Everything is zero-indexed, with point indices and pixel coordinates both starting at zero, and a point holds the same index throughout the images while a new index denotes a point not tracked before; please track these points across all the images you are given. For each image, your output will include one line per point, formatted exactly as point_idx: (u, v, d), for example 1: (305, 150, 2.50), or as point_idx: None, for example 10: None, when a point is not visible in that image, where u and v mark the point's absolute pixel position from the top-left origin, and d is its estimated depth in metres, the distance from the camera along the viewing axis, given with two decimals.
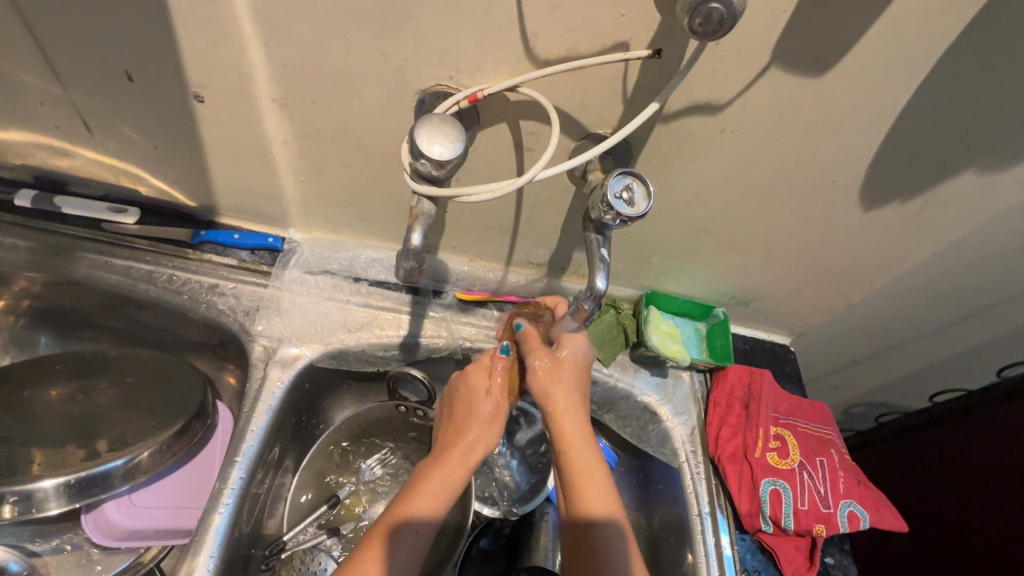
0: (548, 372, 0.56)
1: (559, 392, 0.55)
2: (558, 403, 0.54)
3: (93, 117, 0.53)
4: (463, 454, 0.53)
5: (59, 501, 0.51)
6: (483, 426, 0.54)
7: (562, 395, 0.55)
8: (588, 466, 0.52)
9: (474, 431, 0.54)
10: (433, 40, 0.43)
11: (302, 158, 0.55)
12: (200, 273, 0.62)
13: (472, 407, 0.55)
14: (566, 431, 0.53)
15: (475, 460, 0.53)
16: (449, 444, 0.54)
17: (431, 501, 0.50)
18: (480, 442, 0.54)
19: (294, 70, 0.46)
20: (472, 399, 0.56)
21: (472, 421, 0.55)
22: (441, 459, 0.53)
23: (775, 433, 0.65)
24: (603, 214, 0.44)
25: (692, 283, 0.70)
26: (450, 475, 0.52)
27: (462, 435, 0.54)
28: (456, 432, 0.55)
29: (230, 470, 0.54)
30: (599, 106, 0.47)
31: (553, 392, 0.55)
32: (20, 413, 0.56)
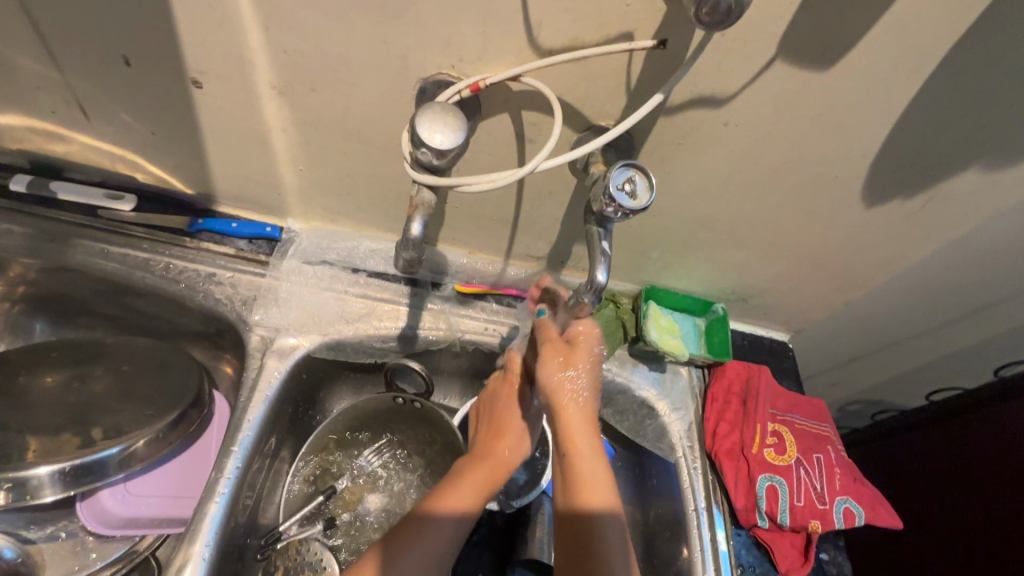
0: (570, 380, 0.52)
1: (564, 429, 0.51)
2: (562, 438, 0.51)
3: (90, 102, 0.52)
4: (497, 457, 0.56)
5: (54, 488, 0.50)
6: (517, 437, 0.58)
7: (570, 433, 0.51)
8: (598, 501, 0.49)
9: (510, 438, 0.58)
10: (435, 28, 0.42)
11: (301, 147, 0.55)
12: (197, 261, 0.62)
13: (509, 416, 0.59)
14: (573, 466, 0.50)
15: (511, 464, 0.56)
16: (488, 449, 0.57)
17: (468, 496, 0.53)
18: (518, 448, 0.57)
19: (294, 56, 0.45)
20: (507, 408, 0.60)
21: (506, 429, 0.58)
22: (475, 462, 0.56)
23: (773, 429, 0.65)
24: (604, 206, 0.43)
25: (692, 278, 0.70)
26: (484, 477, 0.54)
27: (499, 441, 0.57)
28: (491, 437, 0.58)
29: (226, 459, 0.54)
30: (603, 97, 0.46)
31: (567, 411, 0.51)
32: (15, 400, 0.56)
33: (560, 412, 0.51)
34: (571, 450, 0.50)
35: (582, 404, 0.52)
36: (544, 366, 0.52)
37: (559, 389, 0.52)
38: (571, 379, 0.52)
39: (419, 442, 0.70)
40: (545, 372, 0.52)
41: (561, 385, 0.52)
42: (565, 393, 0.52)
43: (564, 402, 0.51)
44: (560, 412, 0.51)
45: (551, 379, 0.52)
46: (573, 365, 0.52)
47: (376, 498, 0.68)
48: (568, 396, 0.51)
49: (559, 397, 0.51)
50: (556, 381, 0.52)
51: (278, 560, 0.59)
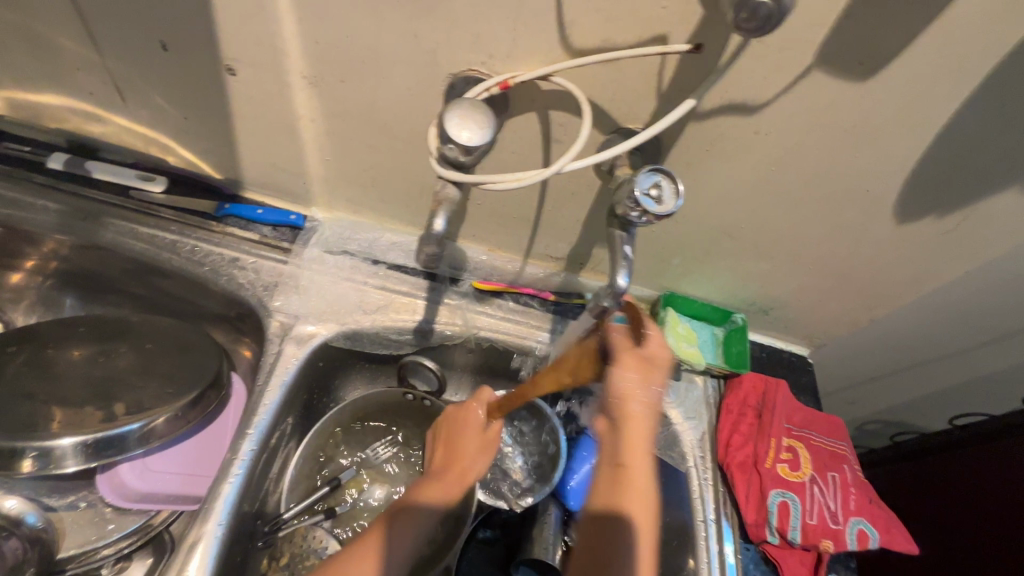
0: (648, 395, 0.45)
1: (625, 438, 0.46)
2: (621, 446, 0.46)
3: (126, 84, 0.53)
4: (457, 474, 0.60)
5: (76, 459, 0.52)
6: (477, 457, 0.61)
7: (628, 445, 0.45)
8: (639, 530, 0.44)
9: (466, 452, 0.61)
10: (467, 24, 0.42)
11: (328, 137, 0.55)
12: (221, 245, 0.63)
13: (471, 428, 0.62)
14: (626, 479, 0.45)
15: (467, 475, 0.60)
16: (447, 462, 0.61)
17: (430, 501, 0.57)
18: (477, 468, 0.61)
19: (326, 48, 0.46)
20: (469, 420, 0.62)
21: (464, 444, 0.61)
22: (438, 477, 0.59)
23: (788, 444, 0.63)
24: (629, 210, 0.42)
25: (712, 286, 0.69)
26: (443, 492, 0.58)
27: (461, 454, 0.61)
28: (450, 450, 0.62)
29: (241, 442, 0.55)
30: (632, 99, 0.46)
31: (636, 425, 0.45)
32: (42, 371, 0.57)
33: (626, 423, 0.45)
34: (628, 462, 0.45)
35: (648, 419, 0.46)
36: (624, 372, 0.44)
37: (634, 398, 0.45)
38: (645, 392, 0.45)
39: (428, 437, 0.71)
40: (622, 377, 0.44)
41: (635, 398, 0.45)
42: (637, 405, 0.45)
43: (635, 415, 0.45)
44: (627, 422, 0.45)
45: (630, 392, 0.45)
46: (651, 381, 0.46)
47: (381, 490, 0.69)
48: (636, 409, 0.45)
49: (631, 406, 0.45)
50: (630, 392, 0.45)
51: (282, 548, 0.60)
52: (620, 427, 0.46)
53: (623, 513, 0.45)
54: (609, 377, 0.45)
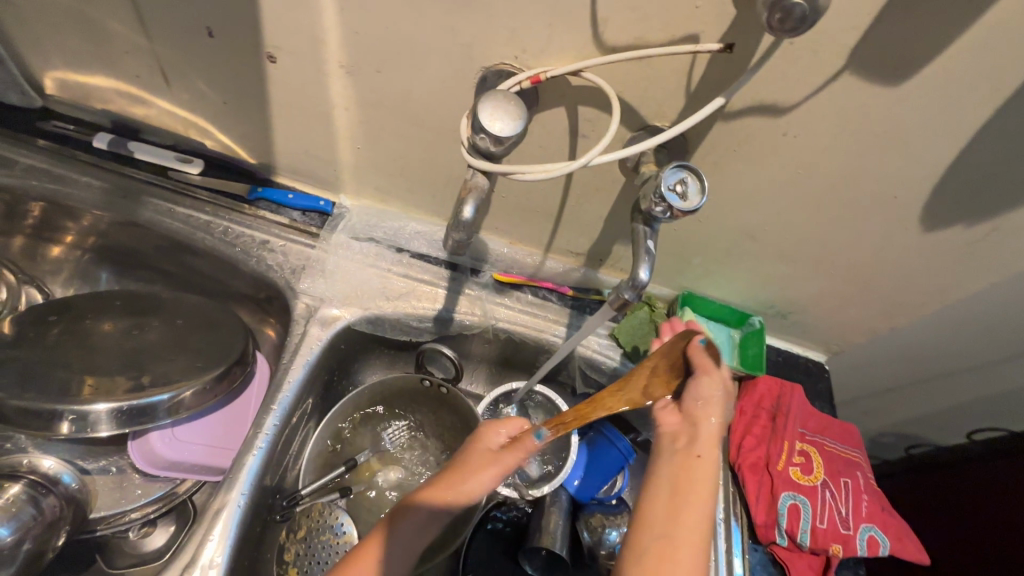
0: (719, 401, 0.53)
1: (696, 435, 0.52)
2: (695, 440, 0.52)
3: (171, 68, 0.56)
4: (449, 484, 0.55)
5: (109, 425, 0.54)
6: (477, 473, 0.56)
7: (697, 440, 0.52)
8: (699, 511, 0.48)
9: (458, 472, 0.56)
10: (503, 18, 0.43)
11: (360, 125, 0.57)
12: (252, 228, 0.65)
13: (474, 451, 0.57)
14: (695, 466, 0.51)
15: (451, 499, 0.55)
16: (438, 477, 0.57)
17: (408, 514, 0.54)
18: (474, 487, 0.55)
19: (365, 39, 0.47)
20: (477, 443, 0.58)
21: (459, 464, 0.57)
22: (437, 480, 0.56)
23: (800, 448, 0.64)
24: (653, 206, 0.42)
25: (731, 288, 0.69)
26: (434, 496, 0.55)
27: (451, 473, 0.56)
28: (448, 469, 0.57)
29: (266, 416, 0.57)
30: (661, 97, 0.46)
31: (705, 422, 0.53)
32: (81, 340, 0.60)
33: (702, 420, 0.53)
34: (702, 453, 0.51)
35: (714, 424, 0.53)
36: (704, 378, 0.53)
37: (709, 403, 0.53)
38: (719, 403, 0.53)
39: (438, 425, 0.72)
40: (704, 382, 0.53)
41: (709, 402, 0.53)
42: (711, 410, 0.53)
43: (710, 414, 0.53)
44: (702, 419, 0.53)
45: (705, 395, 0.53)
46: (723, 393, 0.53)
47: (393, 472, 0.70)
48: (706, 410, 0.53)
49: (707, 410, 0.53)
50: (706, 397, 0.53)
51: (301, 521, 0.62)
52: (690, 426, 0.53)
53: (684, 502, 0.49)
54: (692, 382, 0.54)
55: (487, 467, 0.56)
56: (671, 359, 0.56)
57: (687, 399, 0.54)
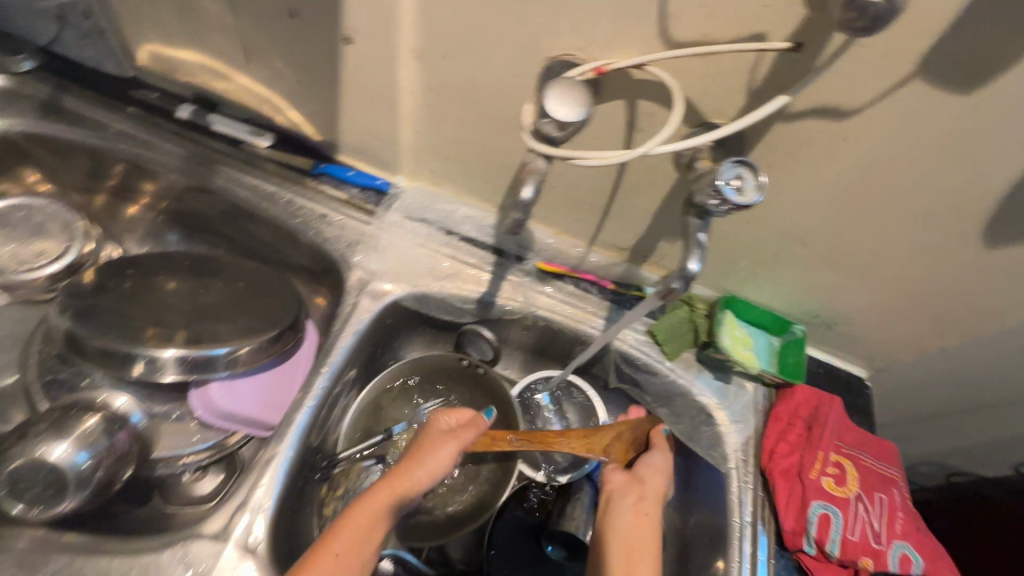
0: (664, 459, 0.64)
1: (644, 501, 0.59)
2: (645, 499, 0.59)
3: (253, 46, 0.59)
4: (408, 471, 0.55)
5: (175, 371, 0.57)
6: (438, 454, 0.57)
7: (643, 501, 0.59)
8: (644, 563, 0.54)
9: (414, 463, 0.56)
10: (573, 10, 0.45)
11: (424, 108, 0.59)
12: (314, 201, 0.68)
13: (432, 439, 0.58)
14: (645, 519, 0.57)
15: (410, 489, 0.54)
16: (396, 470, 0.55)
17: (369, 508, 0.52)
18: (432, 470, 0.56)
19: (438, 24, 0.50)
20: (433, 434, 0.59)
21: (416, 454, 0.57)
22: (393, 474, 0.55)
23: (835, 460, 0.63)
24: (708, 199, 0.43)
25: (775, 294, 0.69)
26: (390, 492, 0.53)
27: (409, 463, 0.56)
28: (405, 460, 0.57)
29: (316, 378, 0.60)
30: (723, 94, 0.47)
31: (653, 479, 0.62)
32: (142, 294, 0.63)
33: (649, 483, 0.61)
34: (651, 512, 0.58)
35: (659, 485, 0.62)
36: (658, 438, 0.66)
37: (655, 464, 0.63)
38: (662, 469, 0.63)
39: (474, 405, 0.74)
40: (662, 451, 0.65)
41: (654, 467, 0.63)
42: (654, 470, 0.63)
43: (658, 470, 0.63)
44: (648, 471, 0.62)
45: (655, 464, 0.63)
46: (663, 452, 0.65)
47: None
48: (652, 472, 0.62)
49: (657, 477, 0.62)
50: (655, 464, 0.63)
51: (339, 480, 0.66)
52: (636, 488, 0.60)
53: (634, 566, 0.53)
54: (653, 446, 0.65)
55: (445, 453, 0.57)
56: (633, 431, 0.67)
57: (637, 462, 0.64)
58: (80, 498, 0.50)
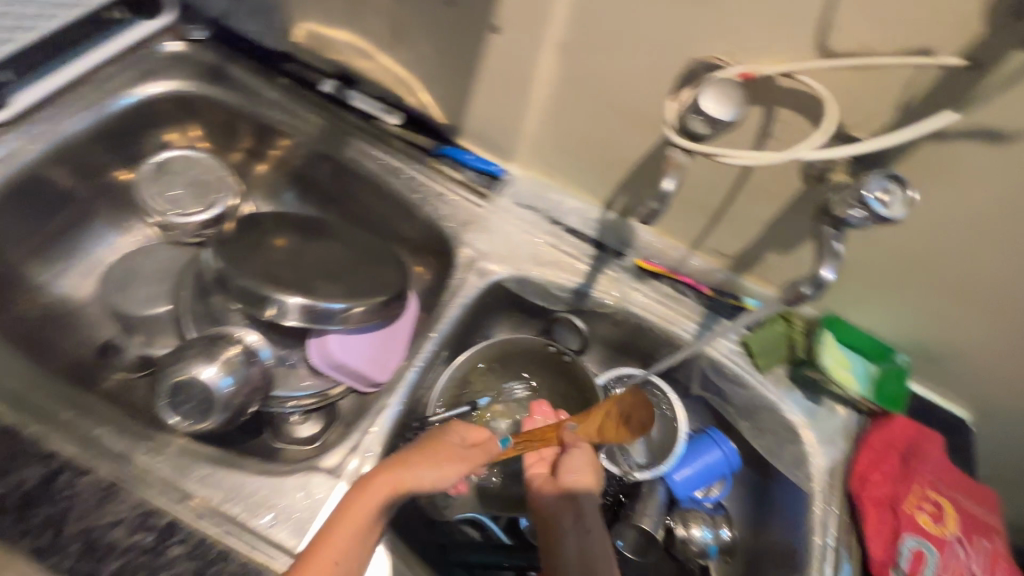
0: (591, 471, 0.60)
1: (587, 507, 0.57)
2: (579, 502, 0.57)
3: (407, 29, 0.64)
4: (401, 469, 0.51)
5: (296, 317, 0.62)
6: (453, 461, 0.53)
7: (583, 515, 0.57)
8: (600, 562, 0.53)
9: (406, 462, 0.52)
10: (731, 13, 0.46)
11: (555, 99, 0.62)
12: (434, 179, 0.73)
13: (440, 444, 0.54)
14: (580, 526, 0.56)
15: (402, 487, 0.50)
16: (391, 464, 0.52)
17: (357, 507, 0.49)
18: (441, 476, 0.51)
19: (590, 18, 0.53)
20: (442, 441, 0.54)
21: (414, 455, 0.52)
22: (387, 470, 0.51)
23: (933, 497, 0.61)
24: (850, 208, 0.44)
25: (881, 321, 0.67)
26: (385, 495, 0.50)
27: (406, 461, 0.52)
28: (403, 455, 0.53)
29: (426, 341, 0.66)
30: (871, 107, 0.47)
31: (582, 479, 0.59)
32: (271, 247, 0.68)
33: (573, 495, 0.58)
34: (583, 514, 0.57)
35: (589, 484, 0.59)
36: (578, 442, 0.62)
37: (582, 459, 0.60)
38: (587, 465, 0.60)
39: (554, 391, 0.76)
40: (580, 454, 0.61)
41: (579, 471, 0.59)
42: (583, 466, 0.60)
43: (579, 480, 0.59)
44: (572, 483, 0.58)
45: (580, 462, 0.60)
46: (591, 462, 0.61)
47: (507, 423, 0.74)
48: (580, 473, 0.59)
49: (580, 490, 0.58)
50: (576, 460, 0.60)
51: None
52: (576, 501, 0.58)
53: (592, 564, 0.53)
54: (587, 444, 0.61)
55: (451, 460, 0.53)
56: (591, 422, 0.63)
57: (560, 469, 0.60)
58: (219, 420, 0.55)
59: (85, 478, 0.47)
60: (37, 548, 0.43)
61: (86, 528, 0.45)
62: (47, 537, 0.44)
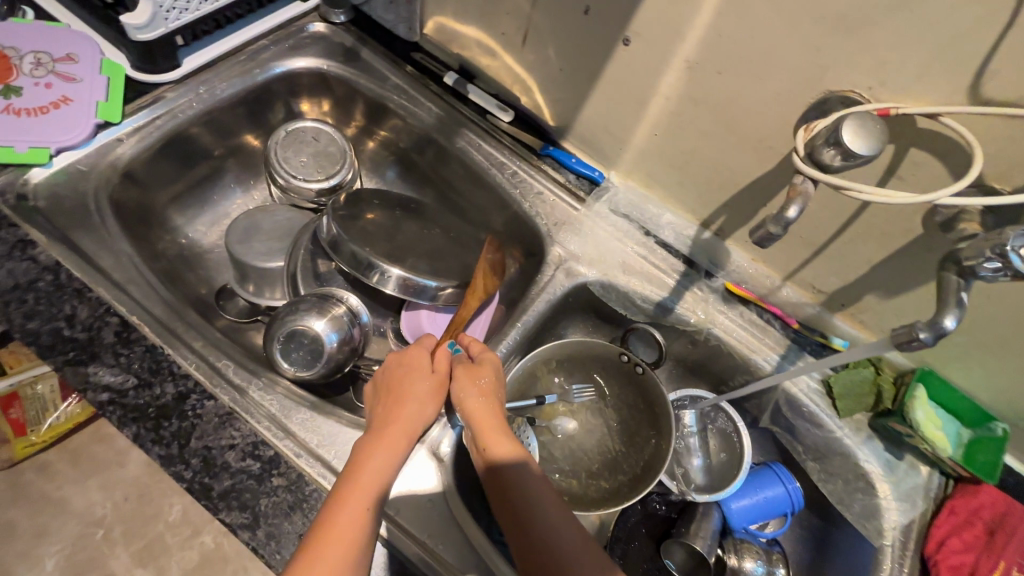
0: (489, 389, 0.58)
1: (493, 437, 0.55)
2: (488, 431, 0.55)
3: (535, 32, 0.67)
4: (389, 421, 0.53)
5: (395, 287, 0.67)
6: (424, 400, 0.56)
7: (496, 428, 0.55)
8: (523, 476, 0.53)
9: (400, 413, 0.54)
10: (880, 49, 0.46)
11: (671, 115, 0.63)
12: (535, 178, 0.76)
13: (411, 383, 0.56)
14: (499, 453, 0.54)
15: (413, 434, 0.53)
16: (381, 420, 0.53)
17: (379, 466, 0.49)
18: (420, 416, 0.54)
19: (724, 41, 0.54)
20: (409, 384, 0.56)
21: (398, 404, 0.54)
22: (380, 429, 0.52)
23: (1015, 574, 0.59)
24: (983, 261, 0.43)
25: (984, 384, 0.64)
26: (390, 446, 0.51)
27: (397, 409, 0.54)
28: (389, 407, 0.54)
29: (509, 330, 0.69)
30: (1018, 160, 0.45)
31: (480, 400, 0.57)
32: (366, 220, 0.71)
33: (482, 419, 0.56)
34: (496, 439, 0.55)
35: (491, 401, 0.57)
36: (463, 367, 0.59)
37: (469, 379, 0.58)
38: (480, 385, 0.58)
39: (621, 401, 0.75)
40: (467, 376, 0.58)
41: (480, 394, 0.57)
42: (470, 387, 0.58)
43: (486, 400, 0.57)
44: (473, 403, 0.56)
45: (473, 386, 0.58)
46: (484, 378, 0.58)
47: (570, 424, 0.75)
48: (479, 392, 0.57)
49: (484, 411, 0.56)
50: (471, 380, 0.58)
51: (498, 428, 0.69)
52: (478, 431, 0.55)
53: (518, 481, 0.53)
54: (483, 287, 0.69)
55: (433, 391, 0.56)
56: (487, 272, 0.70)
57: (459, 396, 0.57)
58: (320, 371, 0.60)
59: (209, 402, 0.53)
60: (165, 456, 0.50)
61: (205, 447, 0.51)
62: (174, 448, 0.50)
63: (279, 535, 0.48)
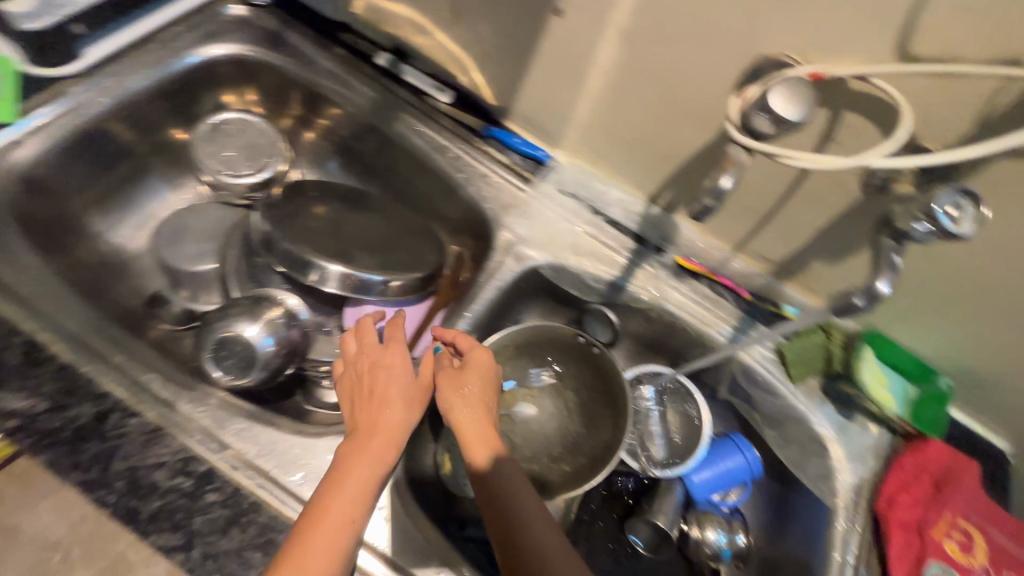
0: (473, 393, 0.56)
1: (478, 445, 0.54)
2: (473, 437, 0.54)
3: (466, 7, 0.64)
4: (369, 428, 0.52)
5: (337, 284, 0.64)
6: (405, 407, 0.54)
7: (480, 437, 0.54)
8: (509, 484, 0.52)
9: (381, 421, 0.52)
10: (808, 11, 0.45)
11: (610, 88, 0.61)
12: (479, 160, 0.73)
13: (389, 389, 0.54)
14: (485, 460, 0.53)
15: (396, 443, 0.52)
16: (360, 427, 0.52)
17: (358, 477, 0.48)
18: (401, 423, 0.53)
19: (655, 8, 0.52)
20: (388, 387, 0.54)
21: (378, 410, 0.53)
22: (360, 437, 0.51)
23: (963, 527, 0.60)
24: (916, 221, 0.42)
25: (927, 342, 0.65)
26: (370, 458, 0.50)
27: (378, 415, 0.53)
28: (369, 413, 0.53)
29: (459, 320, 0.66)
30: (946, 119, 0.45)
31: (465, 406, 0.55)
32: (309, 214, 0.69)
33: (466, 426, 0.54)
34: (481, 445, 0.54)
35: (477, 407, 0.56)
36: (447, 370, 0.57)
37: (453, 383, 0.57)
38: (463, 388, 0.56)
39: (579, 382, 0.74)
40: (451, 380, 0.56)
41: (464, 399, 0.56)
42: (454, 393, 0.56)
43: (471, 406, 0.56)
44: (457, 411, 0.55)
45: (457, 390, 0.56)
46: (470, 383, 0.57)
47: (528, 409, 0.74)
48: (462, 396, 0.56)
49: (469, 416, 0.55)
50: (454, 384, 0.56)
51: None
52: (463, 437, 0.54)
53: (503, 489, 0.52)
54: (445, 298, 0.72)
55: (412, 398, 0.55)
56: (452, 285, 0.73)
57: (444, 401, 0.56)
58: (258, 377, 0.58)
59: (133, 420, 0.50)
60: (87, 481, 0.47)
61: (132, 467, 0.48)
62: (97, 470, 0.48)
63: (217, 554, 0.46)
